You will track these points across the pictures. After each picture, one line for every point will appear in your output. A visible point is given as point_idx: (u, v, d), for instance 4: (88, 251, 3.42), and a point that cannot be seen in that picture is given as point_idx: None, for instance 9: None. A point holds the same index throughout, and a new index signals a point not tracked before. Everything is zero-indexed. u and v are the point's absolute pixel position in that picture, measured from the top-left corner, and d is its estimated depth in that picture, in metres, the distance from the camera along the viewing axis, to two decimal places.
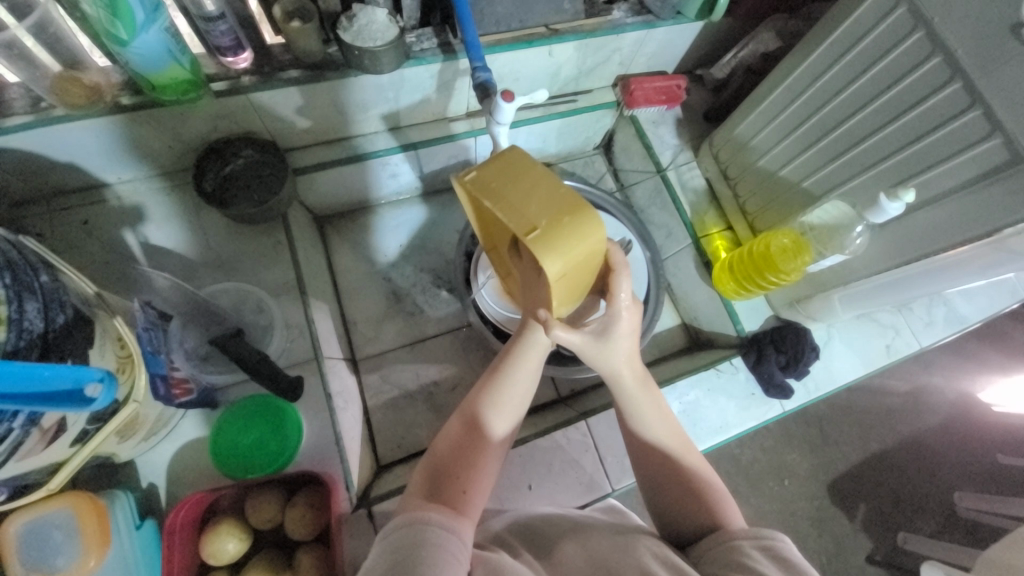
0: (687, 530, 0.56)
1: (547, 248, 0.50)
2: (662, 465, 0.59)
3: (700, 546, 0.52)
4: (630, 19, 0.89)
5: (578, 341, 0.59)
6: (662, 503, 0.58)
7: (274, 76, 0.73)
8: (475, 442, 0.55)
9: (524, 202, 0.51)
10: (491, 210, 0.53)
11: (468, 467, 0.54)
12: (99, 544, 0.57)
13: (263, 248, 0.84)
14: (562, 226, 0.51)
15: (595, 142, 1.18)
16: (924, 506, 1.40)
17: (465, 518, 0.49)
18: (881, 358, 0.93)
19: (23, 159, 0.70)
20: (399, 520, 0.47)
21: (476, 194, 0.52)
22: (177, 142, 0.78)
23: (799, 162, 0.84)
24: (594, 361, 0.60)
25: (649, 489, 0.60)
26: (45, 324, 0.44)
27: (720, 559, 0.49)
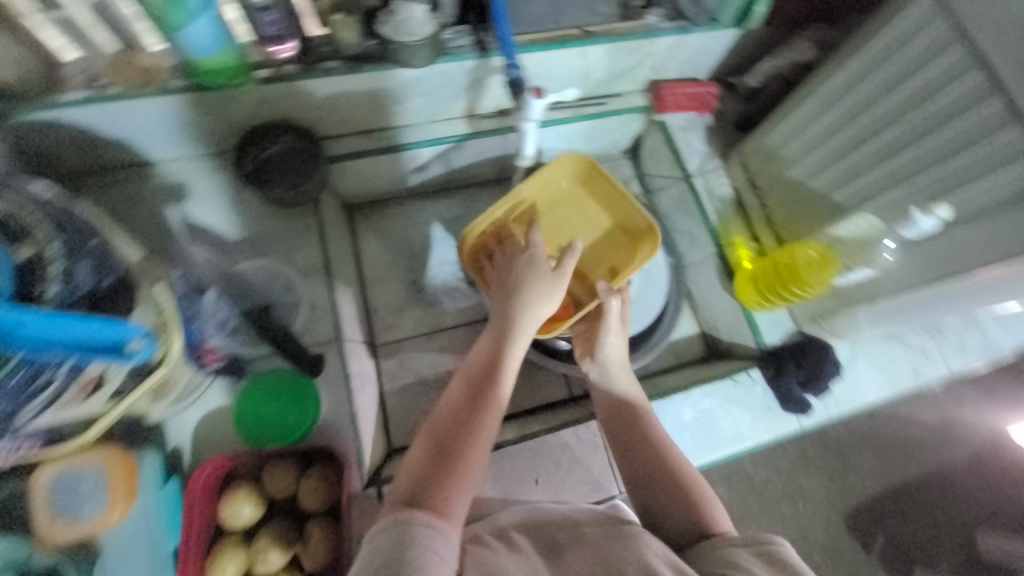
0: (679, 533, 0.58)
1: (611, 251, 0.95)
2: (654, 466, 0.64)
3: (696, 546, 0.55)
4: (665, 25, 0.90)
5: (613, 313, 0.75)
6: (654, 503, 0.62)
7: (316, 66, 0.77)
8: (461, 433, 0.60)
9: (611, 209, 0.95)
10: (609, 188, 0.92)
11: (454, 460, 0.58)
12: (130, 486, 0.61)
13: (294, 231, 0.87)
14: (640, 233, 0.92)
15: (622, 146, 1.18)
16: (946, 543, 1.34)
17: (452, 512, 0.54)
18: (906, 381, 0.91)
19: (79, 133, 0.74)
20: (389, 519, 0.51)
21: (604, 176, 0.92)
22: (220, 125, 0.82)
23: (830, 173, 0.83)
24: (605, 340, 0.75)
25: (640, 493, 0.63)
26: (93, 283, 0.49)
27: (715, 562, 0.51)
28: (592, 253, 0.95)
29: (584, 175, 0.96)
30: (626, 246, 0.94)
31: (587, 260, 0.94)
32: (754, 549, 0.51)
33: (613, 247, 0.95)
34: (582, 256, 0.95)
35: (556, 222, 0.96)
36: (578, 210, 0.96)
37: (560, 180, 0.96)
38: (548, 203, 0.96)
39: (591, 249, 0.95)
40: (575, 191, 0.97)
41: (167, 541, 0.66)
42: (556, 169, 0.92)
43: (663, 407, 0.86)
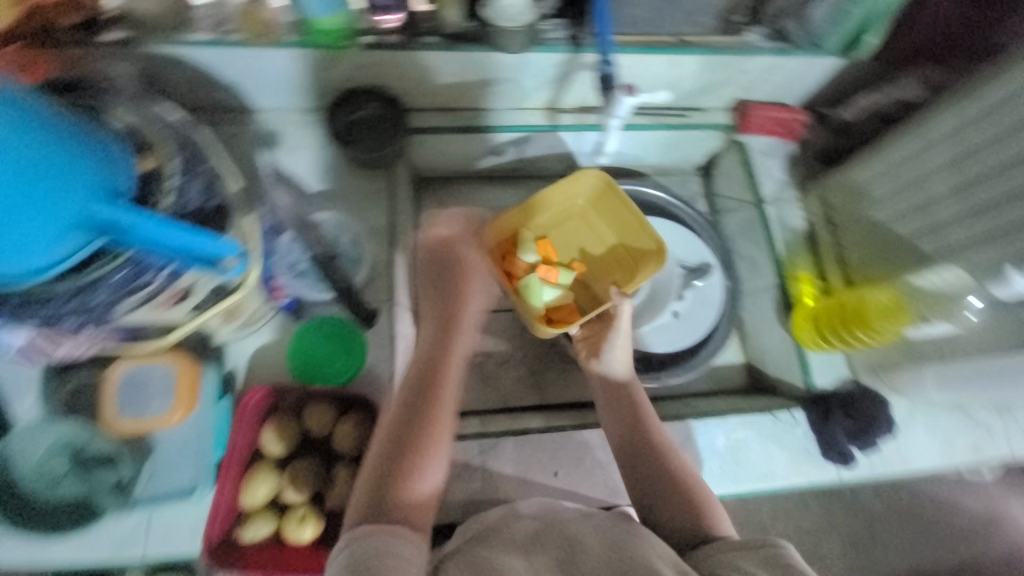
0: (679, 535, 0.65)
1: (615, 271, 0.90)
2: (661, 475, 0.69)
3: (701, 551, 0.60)
4: (765, 44, 0.89)
5: (624, 317, 0.75)
6: (661, 506, 0.67)
7: (416, 40, 0.81)
8: (413, 446, 0.65)
9: (621, 229, 0.90)
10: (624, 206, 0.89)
11: (406, 471, 0.63)
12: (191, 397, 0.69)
13: (367, 192, 0.92)
14: (647, 255, 0.88)
15: (696, 162, 1.15)
16: None
17: (415, 520, 0.60)
18: (962, 455, 0.85)
19: (198, 72, 0.81)
20: (359, 531, 0.57)
21: (619, 192, 0.88)
22: (320, 83, 0.87)
23: (923, 218, 0.79)
24: (611, 343, 0.77)
25: (644, 494, 0.69)
26: (201, 202, 0.54)
27: (722, 566, 0.56)
28: (597, 270, 0.91)
29: (598, 194, 0.91)
30: (630, 267, 0.89)
31: (592, 275, 0.90)
32: (756, 553, 0.55)
33: (618, 270, 0.90)
34: (586, 270, 0.91)
35: (563, 234, 0.92)
36: (586, 225, 0.92)
37: (572, 197, 0.91)
38: (554, 217, 0.92)
39: (595, 265, 0.91)
40: (586, 208, 0.92)
41: (213, 453, 0.70)
42: (570, 180, 0.89)
43: (696, 429, 0.84)
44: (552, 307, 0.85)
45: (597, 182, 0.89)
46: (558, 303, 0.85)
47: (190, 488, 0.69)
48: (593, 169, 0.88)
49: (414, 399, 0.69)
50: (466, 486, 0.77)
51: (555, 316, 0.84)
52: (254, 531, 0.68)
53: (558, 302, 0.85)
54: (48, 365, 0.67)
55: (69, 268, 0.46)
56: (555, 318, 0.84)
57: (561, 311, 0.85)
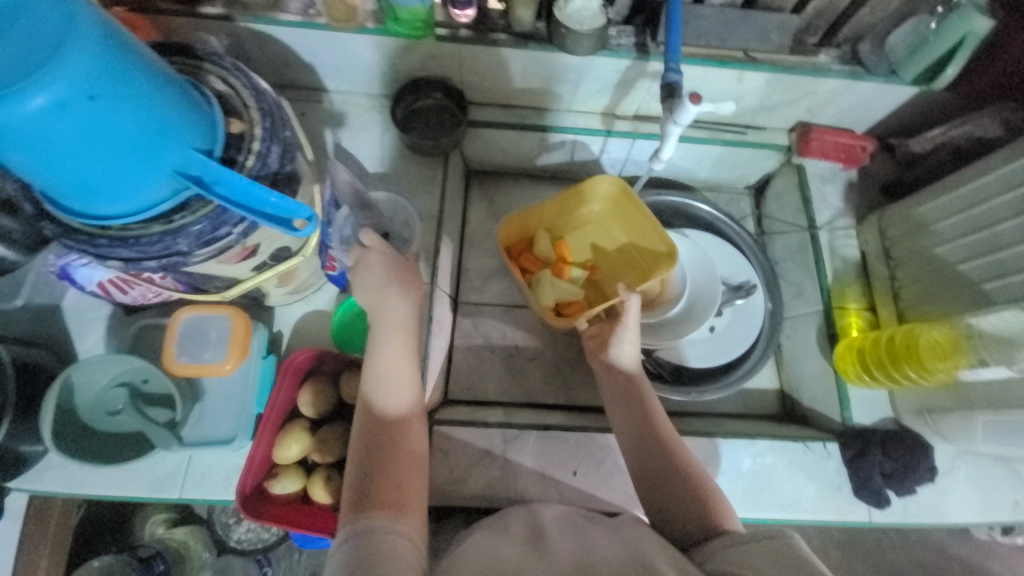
0: (686, 534, 0.63)
1: (627, 272, 0.93)
2: (671, 473, 0.67)
3: (706, 550, 0.58)
4: (836, 67, 0.88)
5: (631, 312, 0.76)
6: (667, 504, 0.65)
7: (487, 35, 0.84)
8: (388, 442, 0.64)
9: (637, 231, 0.91)
10: (637, 207, 0.88)
11: (386, 464, 0.62)
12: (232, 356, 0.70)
13: (421, 178, 0.94)
14: (660, 257, 0.88)
15: (749, 181, 1.13)
16: None
17: (410, 508, 0.60)
18: (1009, 515, 0.80)
19: (282, 50, 0.87)
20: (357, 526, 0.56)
21: (631, 195, 0.87)
22: (390, 71, 0.91)
23: (991, 261, 0.74)
24: (620, 337, 0.77)
25: (652, 491, 0.67)
26: (278, 167, 0.57)
27: (728, 564, 0.53)
28: (609, 269, 0.94)
29: (614, 199, 0.91)
30: (643, 269, 0.91)
31: (604, 274, 0.94)
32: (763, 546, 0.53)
33: (630, 270, 0.93)
34: (599, 270, 0.95)
35: (578, 235, 0.95)
36: (602, 230, 0.95)
37: (587, 204, 0.93)
38: (569, 220, 0.95)
39: (608, 266, 0.95)
40: (602, 214, 0.94)
41: (255, 407, 0.74)
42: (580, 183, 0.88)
43: (722, 447, 0.82)
44: (564, 300, 0.90)
45: (611, 186, 0.88)
46: (570, 298, 0.90)
47: (232, 437, 0.72)
48: (605, 174, 0.87)
49: (378, 392, 0.67)
50: (486, 472, 0.78)
51: (567, 309, 0.89)
52: (283, 487, 0.71)
53: (570, 296, 0.90)
54: (122, 305, 0.75)
55: (162, 209, 0.51)
56: (567, 311, 0.89)
57: (573, 305, 0.89)
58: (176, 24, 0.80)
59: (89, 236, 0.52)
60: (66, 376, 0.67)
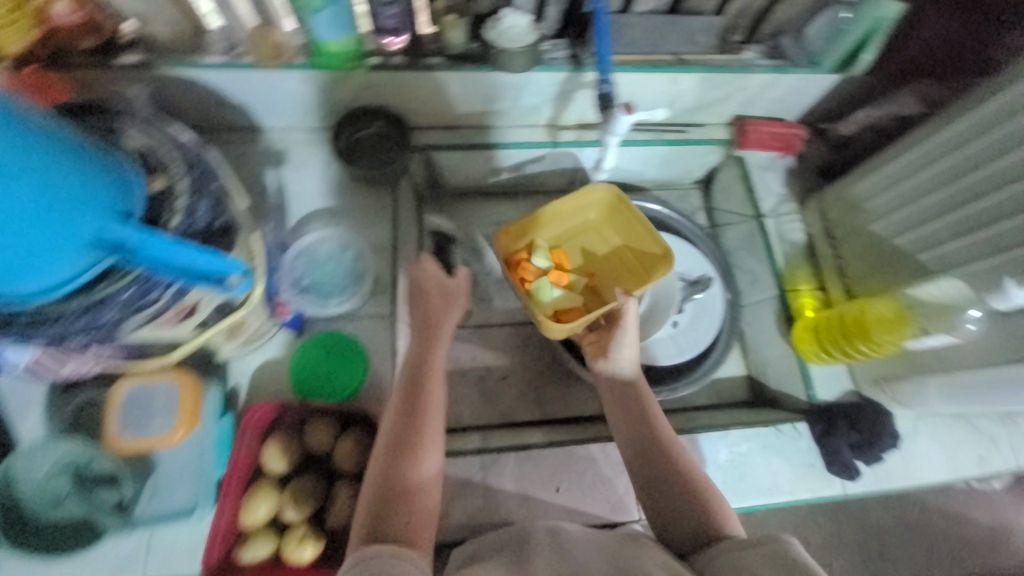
0: (688, 539, 0.62)
1: (625, 276, 0.92)
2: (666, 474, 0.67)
3: (710, 552, 0.57)
4: (761, 62, 0.91)
5: (629, 315, 0.77)
6: (671, 510, 0.65)
7: (421, 60, 0.84)
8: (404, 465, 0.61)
9: (635, 237, 0.91)
10: (633, 213, 0.89)
11: (399, 490, 0.59)
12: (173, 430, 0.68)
13: (370, 209, 0.93)
14: (660, 260, 0.87)
15: (695, 176, 1.16)
16: None
17: (419, 543, 0.55)
18: (970, 468, 0.84)
19: (209, 94, 0.83)
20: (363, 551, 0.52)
21: (625, 201, 0.88)
22: (326, 104, 0.89)
23: (922, 232, 0.78)
24: (620, 341, 0.77)
25: (654, 498, 0.67)
26: (208, 222, 0.55)
27: (724, 566, 0.54)
28: (607, 275, 0.94)
29: (610, 207, 0.92)
30: (640, 274, 0.91)
31: (603, 280, 0.94)
32: (755, 549, 0.53)
33: (627, 275, 0.92)
34: (597, 276, 0.95)
35: (576, 243, 0.96)
36: (599, 238, 0.95)
37: (585, 213, 0.93)
38: (567, 229, 0.95)
39: (606, 272, 0.94)
40: (599, 221, 0.94)
41: (216, 470, 0.71)
42: (575, 194, 0.90)
43: (699, 442, 0.83)
44: (560, 307, 0.89)
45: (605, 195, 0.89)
46: (567, 304, 0.90)
47: (194, 503, 0.69)
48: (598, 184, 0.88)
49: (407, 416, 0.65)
50: (468, 502, 0.77)
51: (564, 316, 0.88)
52: (253, 552, 0.66)
53: (566, 303, 0.90)
54: (54, 382, 0.69)
55: (81, 283, 0.47)
56: (564, 317, 0.88)
57: (571, 312, 0.89)
58: (90, 76, 0.76)
59: (4, 322, 0.49)
60: (7, 468, 0.66)
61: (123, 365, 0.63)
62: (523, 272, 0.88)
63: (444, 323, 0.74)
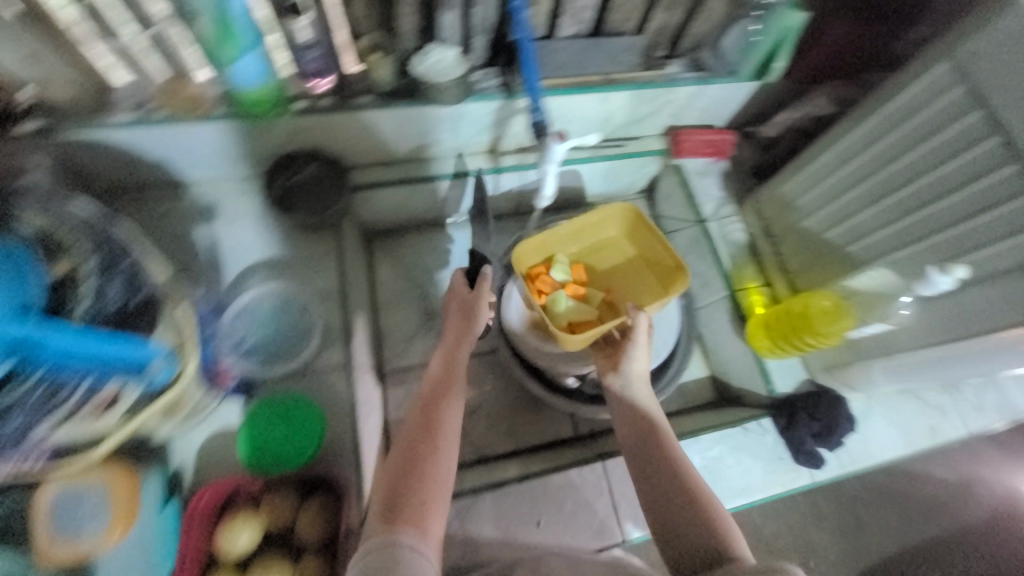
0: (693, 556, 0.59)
1: (645, 292, 0.92)
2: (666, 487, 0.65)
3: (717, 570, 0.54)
4: (686, 75, 0.94)
5: (640, 330, 0.77)
6: (672, 525, 0.62)
7: (350, 100, 0.82)
8: (427, 449, 0.63)
9: (653, 254, 0.93)
10: (651, 229, 0.91)
11: (421, 470, 0.61)
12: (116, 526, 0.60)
13: (314, 256, 0.89)
14: (675, 276, 0.88)
15: (638, 187, 1.19)
16: None
17: (431, 532, 0.56)
18: (924, 440, 0.88)
19: (124, 153, 0.78)
20: (378, 538, 0.54)
21: (645, 218, 0.92)
22: (255, 152, 0.85)
23: (847, 226, 0.82)
24: (631, 354, 0.76)
25: (659, 512, 0.63)
26: (122, 303, 0.54)
27: None
28: (627, 291, 0.94)
29: (631, 224, 0.95)
30: (659, 289, 0.91)
31: (622, 296, 0.93)
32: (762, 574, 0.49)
33: (647, 290, 0.92)
34: (615, 292, 0.94)
35: (596, 260, 0.96)
36: (619, 253, 0.96)
37: (606, 229, 0.96)
38: (587, 246, 0.96)
39: (626, 288, 0.94)
40: (620, 238, 0.96)
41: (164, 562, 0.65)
42: (600, 208, 0.93)
43: None
44: (576, 320, 0.88)
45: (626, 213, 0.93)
46: (583, 318, 0.88)
47: None
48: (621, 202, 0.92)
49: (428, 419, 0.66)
50: (448, 550, 0.74)
51: (580, 328, 0.86)
52: None
53: (582, 316, 0.88)
54: None
55: None
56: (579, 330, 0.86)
57: (585, 325, 0.87)
58: None
59: None
60: None
61: (36, 475, 0.53)
62: (541, 284, 0.88)
63: (473, 327, 0.76)
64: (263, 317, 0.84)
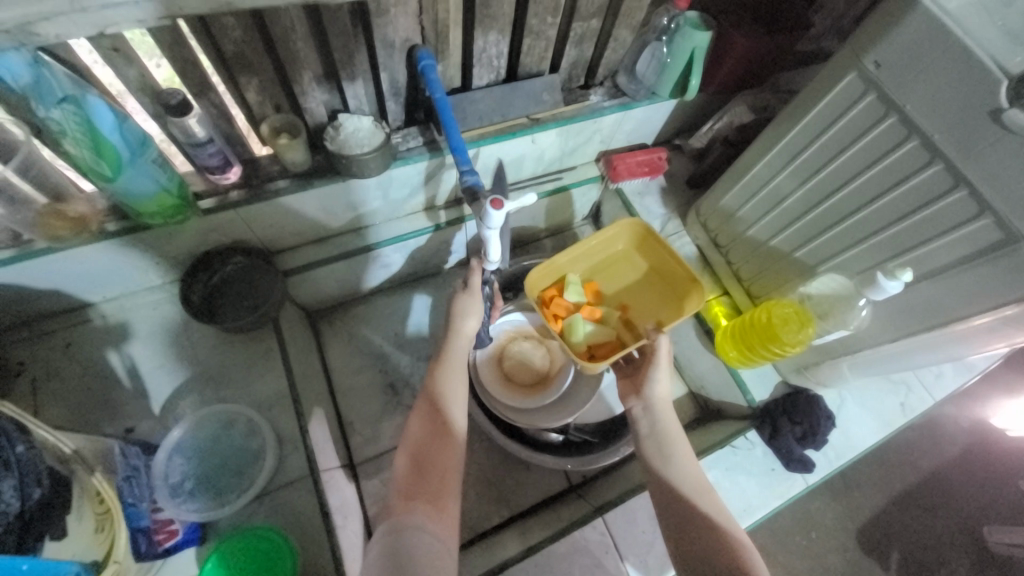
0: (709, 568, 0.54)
1: (661, 306, 0.91)
2: (681, 497, 0.62)
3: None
4: (607, 103, 0.95)
5: (662, 352, 0.77)
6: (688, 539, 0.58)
7: (263, 187, 0.75)
8: (428, 486, 0.55)
9: (665, 266, 0.91)
10: (660, 241, 0.89)
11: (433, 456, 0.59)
12: None
13: (255, 356, 0.83)
14: (690, 290, 0.86)
15: (584, 213, 1.18)
16: (958, 546, 1.32)
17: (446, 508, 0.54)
18: (898, 418, 0.90)
19: (6, 292, 0.69)
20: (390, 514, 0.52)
21: (652, 230, 0.90)
22: (165, 259, 0.77)
23: (789, 233, 0.82)
24: (653, 377, 0.75)
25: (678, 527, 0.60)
26: (22, 505, 0.43)
27: None
28: (642, 306, 0.92)
29: (638, 237, 0.93)
30: (676, 303, 0.89)
31: (638, 312, 0.92)
32: None
33: (663, 304, 0.91)
34: (631, 308, 0.93)
35: (608, 275, 0.95)
36: (630, 267, 0.94)
37: (614, 244, 0.94)
38: (597, 262, 0.95)
39: (641, 303, 0.92)
40: (629, 251, 0.95)
41: None
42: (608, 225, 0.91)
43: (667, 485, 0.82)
44: (595, 342, 0.87)
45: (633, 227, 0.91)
46: (601, 340, 0.87)
47: None
48: (626, 219, 0.90)
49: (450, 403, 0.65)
50: None
51: (599, 353, 0.86)
52: None
53: (600, 338, 0.87)
54: None
55: None
56: (599, 354, 0.87)
57: (605, 347, 0.87)
58: None
59: None
60: None
61: None
62: (557, 308, 0.89)
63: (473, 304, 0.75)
64: (203, 444, 0.76)
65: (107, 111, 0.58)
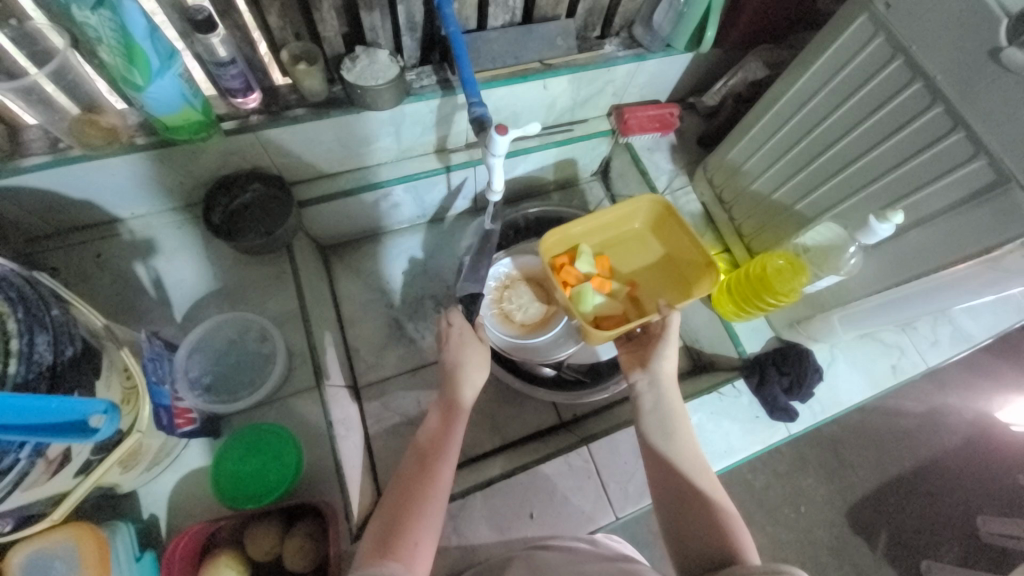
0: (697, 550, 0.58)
1: (668, 288, 0.93)
2: (675, 473, 0.66)
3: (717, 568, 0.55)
4: (621, 53, 0.95)
5: (672, 328, 0.76)
6: (676, 517, 0.63)
7: (282, 114, 0.78)
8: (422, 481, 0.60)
9: (682, 250, 0.92)
10: (679, 222, 0.91)
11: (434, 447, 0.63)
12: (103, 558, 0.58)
13: (269, 278, 0.88)
14: (703, 274, 0.87)
15: (592, 168, 1.20)
16: (946, 532, 1.34)
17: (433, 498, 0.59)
18: (887, 379, 0.92)
19: (44, 198, 0.74)
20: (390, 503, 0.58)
21: (673, 209, 0.91)
22: (188, 178, 0.82)
23: (792, 184, 0.82)
24: (661, 353, 0.75)
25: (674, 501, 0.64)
26: (54, 357, 0.48)
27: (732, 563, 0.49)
28: (650, 285, 0.94)
29: (658, 216, 0.95)
30: (687, 286, 0.90)
31: (644, 290, 0.94)
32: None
33: (672, 286, 0.93)
34: (639, 286, 0.94)
35: (622, 251, 0.97)
36: (644, 247, 0.96)
37: (631, 221, 0.96)
38: (613, 236, 0.97)
39: (649, 283, 0.94)
40: (646, 231, 0.97)
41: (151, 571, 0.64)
42: (630, 200, 0.93)
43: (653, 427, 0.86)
44: (601, 314, 0.89)
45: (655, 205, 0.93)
46: (608, 312, 0.89)
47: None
48: (649, 195, 0.92)
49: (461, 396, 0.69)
50: (443, 555, 0.73)
51: (605, 324, 0.88)
52: None
53: (607, 310, 0.89)
54: None
55: None
56: (604, 325, 0.88)
57: (611, 319, 0.89)
58: None
59: None
60: None
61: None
62: (567, 276, 0.90)
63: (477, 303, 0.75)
64: (219, 352, 0.82)
65: (140, 16, 0.60)
